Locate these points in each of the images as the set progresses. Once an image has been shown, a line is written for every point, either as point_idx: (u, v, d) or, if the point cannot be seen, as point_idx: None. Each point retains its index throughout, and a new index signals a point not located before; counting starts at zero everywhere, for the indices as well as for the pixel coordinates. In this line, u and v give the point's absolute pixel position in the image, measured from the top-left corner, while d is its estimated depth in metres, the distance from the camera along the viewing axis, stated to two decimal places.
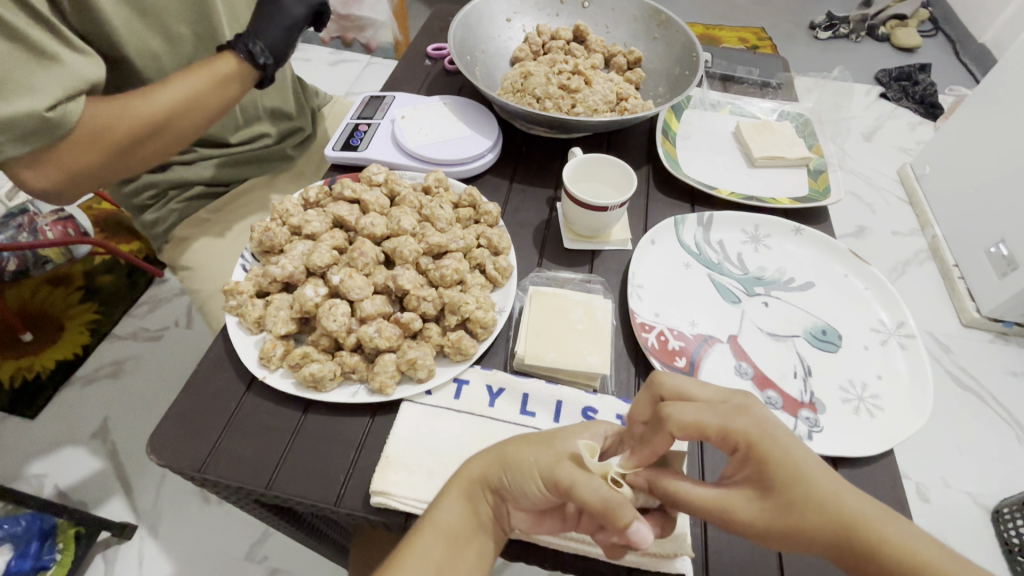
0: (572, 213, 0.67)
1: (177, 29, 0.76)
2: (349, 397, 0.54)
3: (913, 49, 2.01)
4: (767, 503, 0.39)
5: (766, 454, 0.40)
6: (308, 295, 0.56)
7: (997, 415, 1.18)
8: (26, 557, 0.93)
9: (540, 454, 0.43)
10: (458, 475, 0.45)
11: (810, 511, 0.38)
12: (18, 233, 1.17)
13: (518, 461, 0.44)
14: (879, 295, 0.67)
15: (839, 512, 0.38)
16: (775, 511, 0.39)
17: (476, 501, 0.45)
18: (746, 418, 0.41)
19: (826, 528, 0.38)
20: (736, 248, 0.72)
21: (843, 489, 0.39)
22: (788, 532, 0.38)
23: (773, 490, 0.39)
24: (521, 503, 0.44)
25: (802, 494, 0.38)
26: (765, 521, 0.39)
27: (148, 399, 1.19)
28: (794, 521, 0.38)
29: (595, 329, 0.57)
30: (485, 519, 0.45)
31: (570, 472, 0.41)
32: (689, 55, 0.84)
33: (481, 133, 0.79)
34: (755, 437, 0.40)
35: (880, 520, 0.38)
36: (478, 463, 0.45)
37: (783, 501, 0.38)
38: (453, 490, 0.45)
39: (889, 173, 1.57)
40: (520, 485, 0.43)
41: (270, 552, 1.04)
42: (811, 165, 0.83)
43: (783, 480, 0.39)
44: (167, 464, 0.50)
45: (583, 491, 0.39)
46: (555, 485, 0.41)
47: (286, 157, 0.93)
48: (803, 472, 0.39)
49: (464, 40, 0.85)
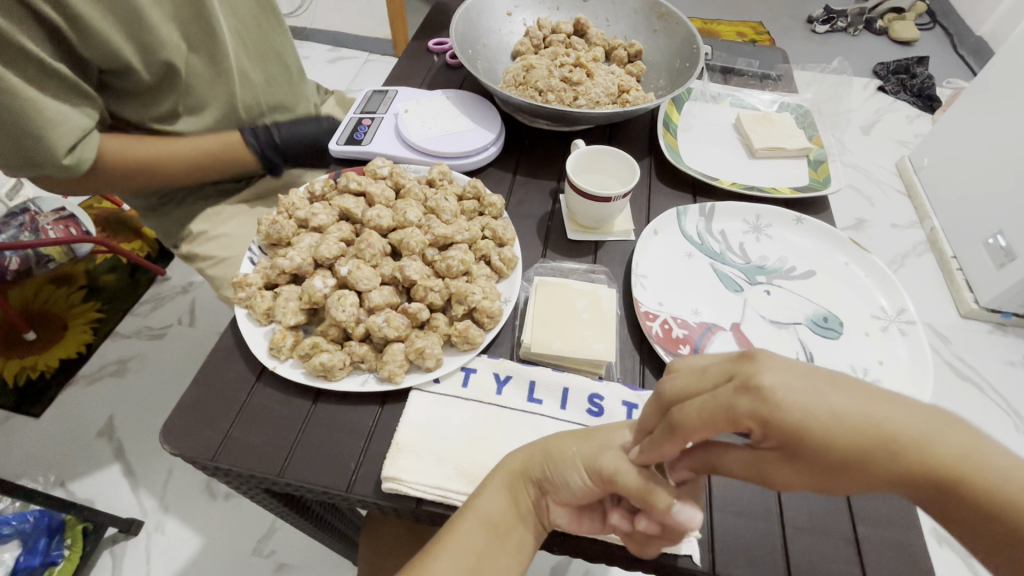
0: (575, 205, 0.68)
1: (174, 31, 0.75)
2: (358, 386, 0.54)
3: (910, 42, 2.02)
4: (803, 470, 0.34)
5: (787, 426, 0.32)
6: (316, 286, 0.57)
7: (996, 404, 1.19)
8: (35, 552, 0.93)
9: (582, 446, 0.44)
10: (501, 465, 0.46)
11: (861, 463, 0.33)
12: (20, 232, 1.17)
13: (559, 452, 0.44)
14: (880, 282, 0.67)
15: (886, 449, 0.33)
16: (815, 473, 0.34)
17: (517, 492, 0.45)
18: (752, 394, 0.33)
19: (880, 469, 0.33)
20: (738, 238, 0.73)
21: (886, 426, 0.33)
22: (837, 485, 0.34)
23: (809, 458, 0.33)
24: (562, 497, 0.44)
25: (841, 450, 0.33)
26: (807, 481, 0.35)
27: (152, 397, 1.19)
28: (845, 478, 0.34)
29: (599, 318, 0.58)
30: (524, 511, 0.45)
31: (614, 460, 0.42)
32: (689, 47, 0.85)
33: (484, 126, 0.79)
34: (772, 412, 0.32)
35: (923, 433, 0.33)
36: (521, 454, 0.46)
37: (822, 464, 0.33)
38: (496, 479, 0.46)
39: (887, 165, 1.57)
40: (563, 477, 0.43)
41: (277, 546, 1.05)
42: (811, 155, 0.84)
43: (818, 447, 0.33)
44: (181, 453, 0.50)
45: (626, 478, 0.40)
46: (598, 473, 0.42)
47: None
48: (836, 422, 0.33)
49: (466, 34, 0.85)
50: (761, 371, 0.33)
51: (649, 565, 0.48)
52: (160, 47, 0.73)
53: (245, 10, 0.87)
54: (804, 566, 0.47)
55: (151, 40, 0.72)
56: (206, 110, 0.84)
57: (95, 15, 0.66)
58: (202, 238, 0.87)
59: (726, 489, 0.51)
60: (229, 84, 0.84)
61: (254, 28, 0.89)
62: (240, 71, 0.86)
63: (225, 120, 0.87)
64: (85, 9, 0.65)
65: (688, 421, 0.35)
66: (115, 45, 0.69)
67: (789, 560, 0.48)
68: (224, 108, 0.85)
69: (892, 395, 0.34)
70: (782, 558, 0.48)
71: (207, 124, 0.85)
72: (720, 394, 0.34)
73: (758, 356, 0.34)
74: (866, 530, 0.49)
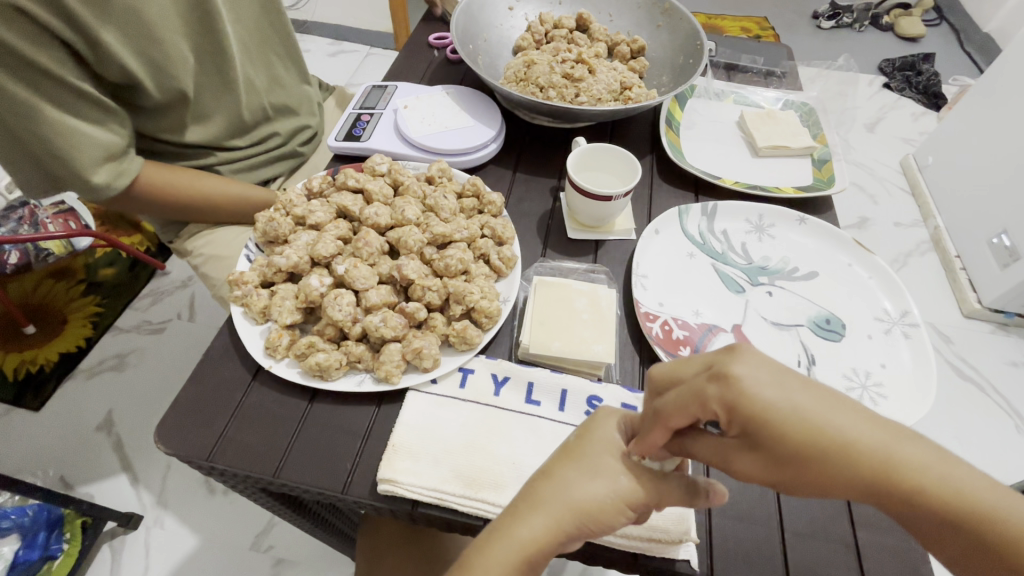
0: (576, 203, 0.67)
1: (184, 44, 0.74)
2: (355, 386, 0.54)
3: (917, 38, 1.99)
4: (762, 457, 0.34)
5: (748, 412, 0.33)
6: (313, 285, 0.56)
7: (997, 404, 1.18)
8: (34, 546, 0.93)
9: (611, 486, 0.39)
10: (511, 540, 0.39)
11: (814, 461, 0.33)
12: (19, 227, 1.16)
13: (592, 504, 0.39)
14: (884, 284, 0.67)
15: (842, 451, 0.33)
16: (774, 466, 0.34)
17: (537, 561, 0.39)
18: (721, 381, 0.34)
19: (836, 471, 0.33)
20: (740, 238, 0.72)
21: (837, 427, 0.33)
22: (798, 481, 0.34)
23: (770, 450, 0.34)
24: (593, 538, 0.40)
25: (800, 445, 0.33)
26: (767, 473, 0.35)
27: (152, 392, 1.19)
28: (801, 473, 0.34)
29: (599, 319, 0.57)
30: (542, 570, 0.40)
31: (654, 487, 0.40)
32: (693, 43, 0.84)
33: (485, 123, 0.78)
34: (737, 401, 0.33)
35: (882, 443, 0.33)
36: (540, 526, 0.39)
37: (781, 457, 0.34)
38: (514, 556, 0.38)
39: (891, 163, 1.56)
40: (604, 523, 0.39)
41: (275, 542, 1.05)
42: (815, 154, 0.83)
43: (777, 437, 0.33)
44: (176, 452, 0.50)
45: (672, 495, 0.40)
46: (640, 506, 0.40)
47: (296, 155, 0.94)
48: (797, 419, 0.33)
49: (466, 29, 0.84)
50: (733, 363, 0.34)
51: (646, 569, 0.47)
52: (167, 56, 0.72)
53: (250, 15, 0.85)
54: (802, 570, 0.47)
55: (156, 41, 0.70)
56: (213, 119, 0.83)
57: (101, 26, 0.65)
58: (203, 234, 0.86)
59: (725, 491, 0.51)
60: (235, 94, 0.83)
61: (258, 32, 0.87)
62: (244, 77, 0.85)
63: (229, 130, 0.86)
64: (91, 16, 0.63)
65: (666, 407, 0.36)
66: (120, 53, 0.67)
67: (788, 564, 0.47)
68: (230, 116, 0.85)
69: (856, 403, 0.34)
70: (781, 561, 0.47)
71: (211, 133, 0.84)
72: (692, 380, 0.35)
73: (735, 349, 0.35)
74: (866, 536, 0.49)
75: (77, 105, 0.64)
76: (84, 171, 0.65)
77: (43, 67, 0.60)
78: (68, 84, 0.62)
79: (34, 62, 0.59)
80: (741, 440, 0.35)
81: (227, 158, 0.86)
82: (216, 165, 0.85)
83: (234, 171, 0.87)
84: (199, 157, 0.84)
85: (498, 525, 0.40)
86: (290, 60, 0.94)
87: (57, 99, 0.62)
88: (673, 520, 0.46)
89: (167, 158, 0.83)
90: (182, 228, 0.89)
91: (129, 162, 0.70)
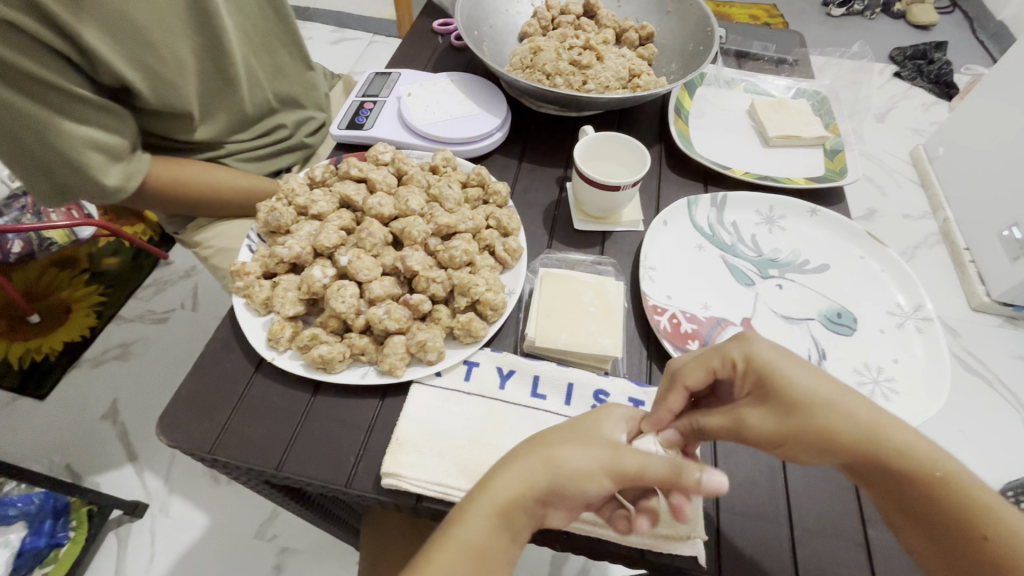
0: (584, 194, 0.66)
1: (182, 39, 0.73)
2: (359, 378, 0.53)
3: (930, 27, 1.95)
4: (771, 410, 0.41)
5: (763, 368, 0.42)
6: (316, 276, 0.56)
7: (1004, 398, 1.17)
8: (41, 533, 0.94)
9: (587, 451, 0.41)
10: (487, 493, 0.41)
11: (816, 412, 0.41)
12: (22, 215, 1.15)
13: (568, 464, 0.41)
14: (897, 278, 0.65)
15: (839, 408, 0.41)
16: (783, 414, 0.41)
17: (511, 518, 0.41)
18: (740, 342, 0.44)
19: (835, 418, 0.41)
20: (750, 230, 0.71)
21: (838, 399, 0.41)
22: (801, 434, 0.41)
23: (779, 400, 0.41)
24: (569, 503, 0.41)
25: (806, 396, 0.41)
26: (773, 426, 0.41)
27: (155, 381, 1.19)
28: (805, 418, 0.41)
29: (606, 312, 0.56)
30: (519, 530, 0.42)
31: (633, 457, 0.41)
32: (703, 30, 0.82)
33: (490, 111, 0.77)
34: (754, 356, 0.42)
35: (872, 414, 0.41)
36: (514, 479, 0.41)
37: (788, 404, 0.41)
38: (481, 507, 0.41)
39: (900, 154, 1.53)
40: (580, 485, 0.41)
41: (279, 531, 1.05)
42: (827, 144, 0.81)
43: (784, 385, 0.41)
44: (178, 445, 0.50)
45: (653, 467, 0.40)
46: (620, 476, 0.41)
47: (304, 146, 0.93)
48: (802, 378, 0.42)
49: (471, 15, 0.82)
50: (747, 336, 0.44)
51: (652, 566, 0.47)
52: (162, 51, 0.70)
53: (253, 6, 0.83)
54: (810, 568, 0.46)
55: (152, 36, 0.69)
56: (217, 112, 0.82)
57: (98, 24, 0.63)
58: (211, 224, 0.86)
59: (735, 488, 0.50)
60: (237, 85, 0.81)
61: (262, 20, 0.85)
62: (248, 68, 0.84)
63: (235, 124, 0.85)
64: (85, 14, 0.62)
65: (687, 369, 0.45)
66: (112, 52, 0.66)
67: (796, 560, 0.47)
68: (234, 108, 0.83)
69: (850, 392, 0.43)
70: (789, 560, 0.47)
71: (217, 125, 0.83)
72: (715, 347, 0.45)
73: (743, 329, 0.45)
74: (877, 534, 0.48)
75: (81, 111, 0.64)
76: (96, 176, 0.66)
77: (33, 71, 0.59)
78: (67, 92, 0.62)
79: (22, 69, 0.59)
80: (754, 398, 0.42)
81: (235, 150, 0.85)
82: (224, 158, 0.84)
83: (244, 162, 0.86)
84: (207, 148, 0.83)
85: (478, 483, 0.43)
86: (300, 52, 0.92)
87: (59, 107, 0.62)
88: (682, 517, 0.46)
89: (173, 152, 0.82)
90: (190, 220, 0.88)
91: (136, 163, 0.71)
